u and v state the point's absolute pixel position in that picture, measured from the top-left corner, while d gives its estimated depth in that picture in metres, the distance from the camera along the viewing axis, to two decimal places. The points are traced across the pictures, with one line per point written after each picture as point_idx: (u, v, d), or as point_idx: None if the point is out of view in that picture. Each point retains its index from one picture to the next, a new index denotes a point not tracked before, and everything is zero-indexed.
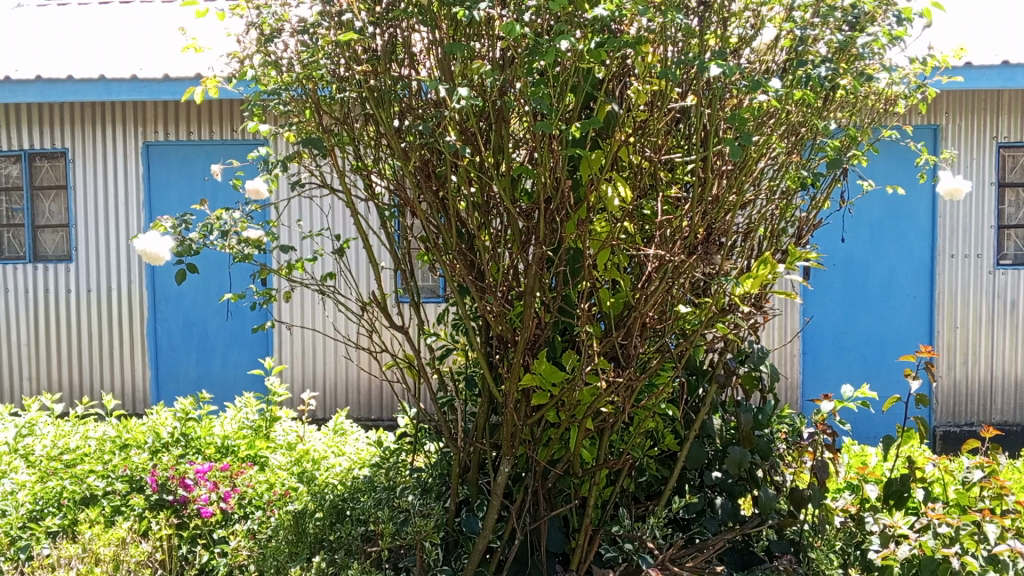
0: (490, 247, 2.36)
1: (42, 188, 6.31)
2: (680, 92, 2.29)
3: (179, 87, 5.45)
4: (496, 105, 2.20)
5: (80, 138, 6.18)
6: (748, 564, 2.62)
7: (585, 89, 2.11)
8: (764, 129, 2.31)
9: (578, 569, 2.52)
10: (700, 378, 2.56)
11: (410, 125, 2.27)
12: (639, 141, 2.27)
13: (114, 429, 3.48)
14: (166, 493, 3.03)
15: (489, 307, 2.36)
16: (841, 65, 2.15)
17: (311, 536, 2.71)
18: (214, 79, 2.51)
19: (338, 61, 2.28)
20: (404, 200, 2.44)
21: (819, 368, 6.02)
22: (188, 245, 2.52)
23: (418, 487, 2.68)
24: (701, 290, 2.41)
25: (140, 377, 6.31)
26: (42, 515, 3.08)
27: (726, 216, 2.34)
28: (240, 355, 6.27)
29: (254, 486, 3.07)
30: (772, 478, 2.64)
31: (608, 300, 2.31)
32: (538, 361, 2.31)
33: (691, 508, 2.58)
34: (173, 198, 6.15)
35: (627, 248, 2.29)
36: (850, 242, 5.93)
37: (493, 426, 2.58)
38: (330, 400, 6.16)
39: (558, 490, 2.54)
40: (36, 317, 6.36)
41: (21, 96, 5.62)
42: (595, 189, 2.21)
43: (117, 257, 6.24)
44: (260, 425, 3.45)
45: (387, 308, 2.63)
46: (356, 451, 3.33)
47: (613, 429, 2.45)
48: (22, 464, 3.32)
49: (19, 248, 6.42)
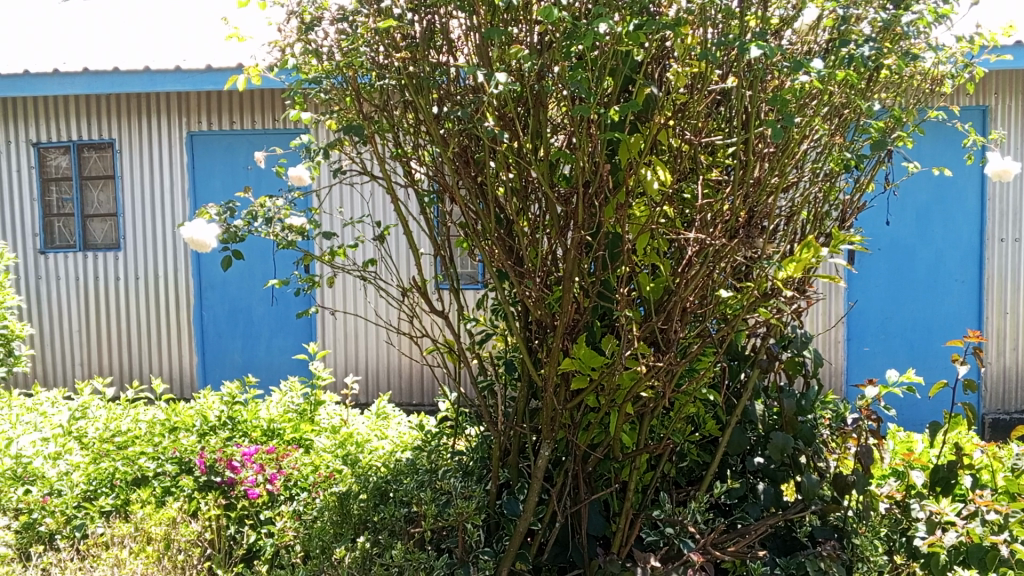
0: (529, 232, 2.37)
1: (90, 177, 6.46)
2: (721, 73, 2.26)
3: (222, 77, 5.55)
4: (534, 90, 2.19)
5: (126, 129, 6.31)
6: (791, 549, 2.59)
7: (623, 72, 2.09)
8: (806, 111, 2.26)
9: (619, 553, 2.50)
10: (742, 364, 2.54)
11: (448, 111, 2.28)
12: (678, 124, 2.25)
13: (163, 413, 3.57)
14: (214, 475, 3.08)
15: (528, 292, 2.36)
16: (884, 45, 2.12)
17: (355, 517, 2.74)
18: (256, 68, 2.54)
19: (378, 48, 2.31)
20: (442, 186, 2.45)
21: (864, 355, 5.94)
22: (234, 232, 2.54)
23: (459, 470, 2.70)
24: (743, 274, 2.38)
25: (187, 362, 6.46)
26: (95, 495, 3.16)
27: (767, 198, 2.30)
28: (284, 341, 6.39)
29: (300, 468, 3.12)
30: (816, 464, 2.60)
31: (647, 285, 2.28)
32: (576, 346, 2.30)
33: (733, 494, 2.55)
34: (217, 187, 6.25)
35: (666, 233, 2.27)
36: (896, 226, 5.83)
37: (533, 410, 2.60)
38: (373, 384, 6.25)
39: (598, 474, 2.54)
40: (87, 305, 6.53)
41: (68, 88, 5.74)
42: (633, 172, 2.18)
43: (164, 246, 6.37)
44: (304, 408, 3.53)
45: (427, 294, 2.64)
46: (398, 435, 3.36)
47: (653, 414, 2.44)
48: (76, 445, 3.44)
49: (68, 237, 6.56)
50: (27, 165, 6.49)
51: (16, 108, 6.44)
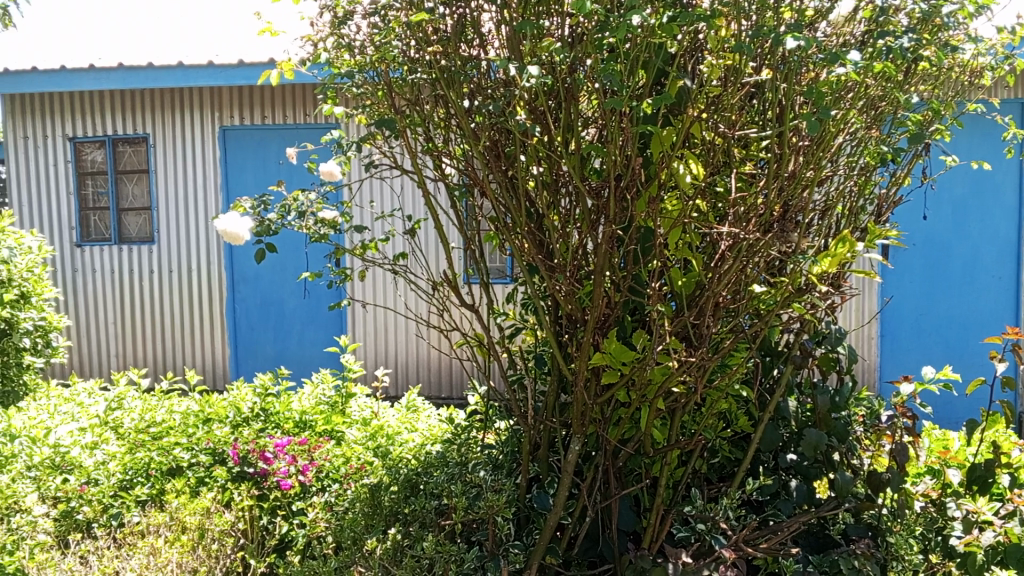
0: (560, 226, 2.34)
1: (125, 172, 6.55)
2: (755, 66, 2.23)
3: (255, 72, 5.59)
4: (565, 83, 2.18)
5: (160, 124, 6.39)
6: (824, 547, 2.55)
7: (656, 64, 2.06)
8: (842, 103, 2.23)
9: (650, 548, 2.49)
10: (775, 359, 2.53)
11: (479, 105, 2.28)
12: (712, 116, 2.22)
13: (197, 404, 3.62)
14: (247, 466, 3.15)
15: (559, 286, 2.35)
16: (924, 36, 2.07)
17: (386, 509, 2.74)
18: (288, 62, 2.55)
19: (409, 42, 2.31)
20: (473, 180, 2.44)
21: (897, 351, 5.87)
22: (267, 225, 2.55)
23: (489, 463, 2.71)
24: (776, 269, 2.36)
25: (220, 354, 6.55)
26: (131, 485, 3.20)
27: (803, 192, 2.27)
28: (316, 334, 6.46)
29: (331, 460, 3.15)
30: (850, 462, 2.60)
31: (679, 280, 2.25)
32: (607, 341, 2.27)
33: (765, 490, 2.50)
34: (249, 181, 6.31)
35: (699, 227, 2.23)
36: (932, 221, 5.73)
37: (563, 405, 2.59)
38: (402, 377, 6.28)
39: (629, 470, 2.53)
40: (122, 297, 6.63)
41: (104, 83, 5.82)
42: (666, 166, 2.16)
43: (197, 239, 6.45)
44: (336, 401, 3.56)
45: (457, 287, 2.64)
46: (428, 427, 3.38)
47: (684, 410, 2.42)
48: (113, 435, 3.50)
49: (104, 230, 6.66)
50: (64, 159, 6.59)
51: (52, 103, 6.54)
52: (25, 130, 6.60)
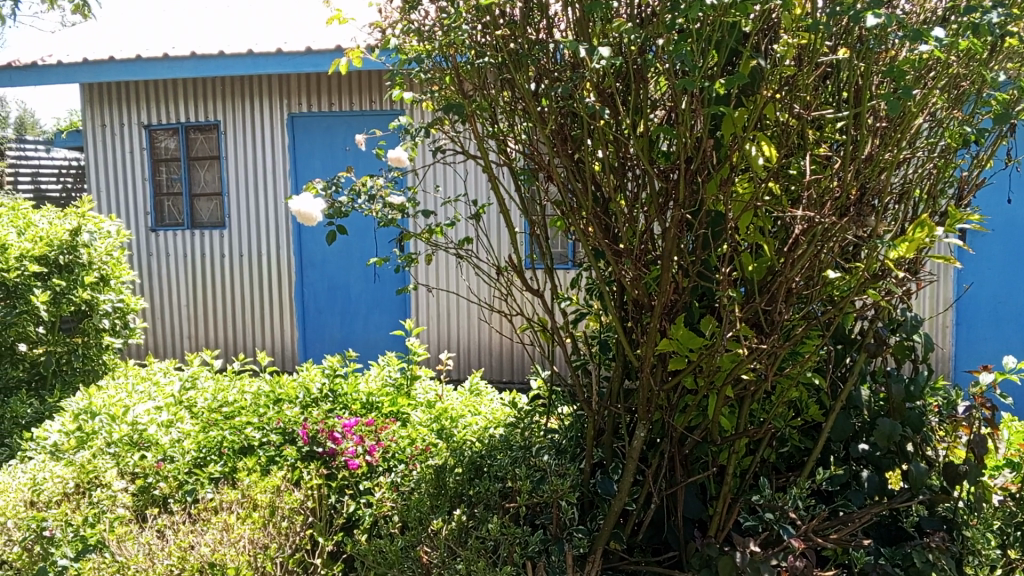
0: (627, 210, 2.32)
1: (198, 158, 6.72)
2: (830, 45, 2.18)
3: (322, 59, 5.66)
4: (635, 64, 2.15)
5: (231, 112, 6.54)
6: (896, 539, 2.51)
7: (729, 44, 2.01)
8: (924, 83, 2.14)
9: (717, 537, 2.46)
10: (848, 348, 2.45)
11: (547, 88, 2.26)
12: (787, 97, 2.17)
13: (267, 384, 3.70)
14: (316, 445, 3.23)
15: (626, 271, 2.33)
16: (1014, 11, 1.97)
17: (451, 490, 2.77)
18: (357, 50, 2.57)
19: (477, 27, 2.31)
20: (539, 165, 2.43)
21: (974, 340, 5.68)
22: (338, 208, 2.59)
23: (553, 448, 2.71)
24: (851, 254, 2.30)
25: (289, 337, 6.71)
26: (205, 462, 3.30)
27: (880, 175, 2.20)
28: (382, 317, 6.56)
29: (397, 440, 3.19)
30: (924, 453, 2.52)
31: (751, 265, 2.21)
32: (674, 327, 2.23)
33: (835, 481, 2.46)
34: (316, 167, 6.41)
35: (771, 210, 2.18)
36: (1016, 205, 5.51)
37: (628, 391, 2.58)
38: (465, 361, 6.33)
39: (695, 458, 2.51)
40: (195, 281, 6.83)
41: (177, 72, 5.98)
42: (738, 147, 2.11)
43: (266, 224, 6.58)
44: (401, 383, 3.61)
45: (522, 272, 2.64)
46: (491, 411, 3.41)
47: (753, 398, 2.38)
48: (187, 414, 3.61)
49: (177, 216, 6.85)
50: (139, 146, 6.79)
51: (129, 92, 6.74)
52: (103, 118, 6.83)
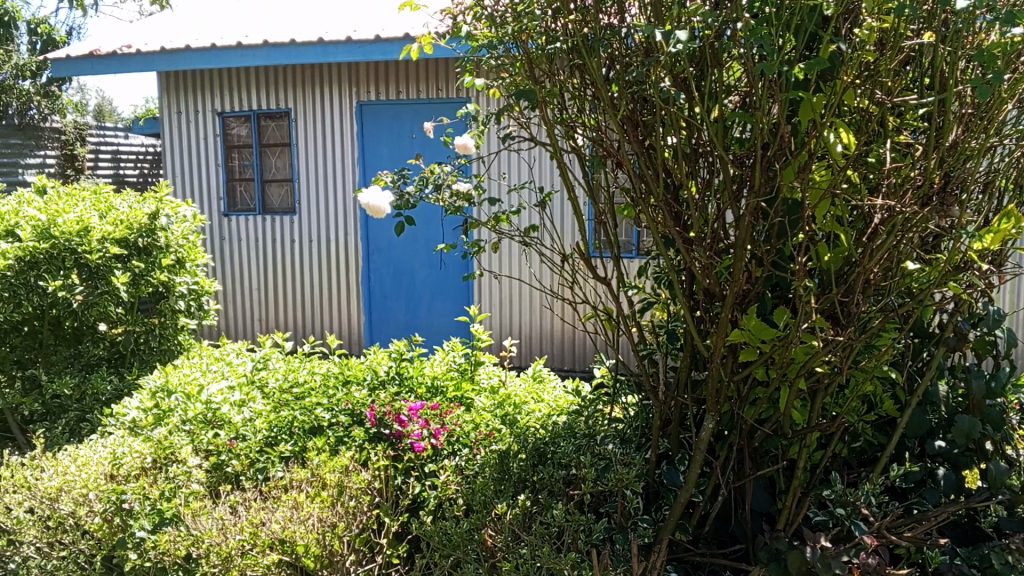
0: (698, 197, 2.30)
1: (269, 145, 6.86)
2: (915, 29, 2.12)
3: (391, 47, 5.72)
4: (712, 47, 2.12)
5: (301, 99, 6.65)
6: (973, 539, 2.43)
7: (809, 29, 1.96)
8: (1015, 67, 2.06)
9: (786, 531, 2.43)
10: (925, 341, 2.39)
11: (619, 73, 2.24)
12: (868, 83, 2.10)
13: (336, 366, 3.76)
14: (383, 427, 3.27)
15: (697, 259, 2.29)
16: None
17: (515, 475, 2.79)
18: (429, 36, 2.60)
19: (548, 13, 2.31)
20: (610, 153, 2.42)
21: None
22: (406, 198, 2.62)
23: (617, 437, 2.71)
24: (931, 245, 2.24)
25: (355, 321, 6.84)
26: (276, 441, 3.40)
27: (966, 164, 2.12)
28: (445, 304, 6.64)
29: (462, 425, 3.24)
30: (1004, 452, 2.45)
31: (826, 255, 2.16)
32: (746, 318, 2.21)
33: (909, 478, 2.38)
34: (384, 154, 6.50)
35: (849, 198, 2.14)
36: None
37: (695, 381, 2.56)
38: (528, 348, 6.36)
39: (765, 450, 2.48)
40: (266, 265, 7.00)
41: (250, 60, 6.11)
42: (816, 133, 2.06)
43: (334, 211, 6.70)
44: (466, 367, 3.63)
45: (589, 261, 2.62)
46: (555, 398, 3.44)
47: (826, 391, 2.34)
48: (259, 394, 3.70)
49: (248, 201, 7.02)
50: (213, 132, 6.97)
51: (203, 80, 6.91)
52: (178, 105, 7.02)
